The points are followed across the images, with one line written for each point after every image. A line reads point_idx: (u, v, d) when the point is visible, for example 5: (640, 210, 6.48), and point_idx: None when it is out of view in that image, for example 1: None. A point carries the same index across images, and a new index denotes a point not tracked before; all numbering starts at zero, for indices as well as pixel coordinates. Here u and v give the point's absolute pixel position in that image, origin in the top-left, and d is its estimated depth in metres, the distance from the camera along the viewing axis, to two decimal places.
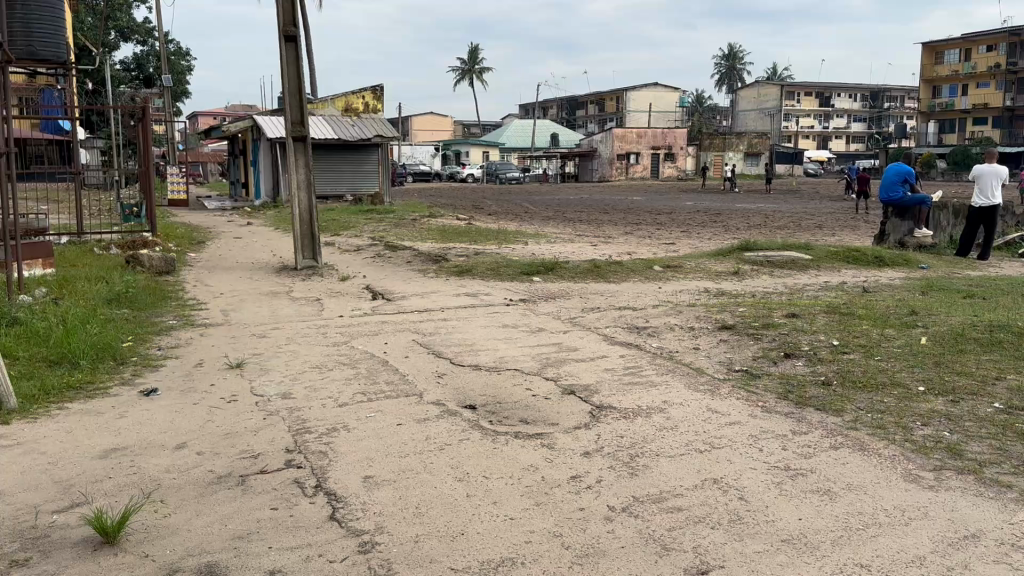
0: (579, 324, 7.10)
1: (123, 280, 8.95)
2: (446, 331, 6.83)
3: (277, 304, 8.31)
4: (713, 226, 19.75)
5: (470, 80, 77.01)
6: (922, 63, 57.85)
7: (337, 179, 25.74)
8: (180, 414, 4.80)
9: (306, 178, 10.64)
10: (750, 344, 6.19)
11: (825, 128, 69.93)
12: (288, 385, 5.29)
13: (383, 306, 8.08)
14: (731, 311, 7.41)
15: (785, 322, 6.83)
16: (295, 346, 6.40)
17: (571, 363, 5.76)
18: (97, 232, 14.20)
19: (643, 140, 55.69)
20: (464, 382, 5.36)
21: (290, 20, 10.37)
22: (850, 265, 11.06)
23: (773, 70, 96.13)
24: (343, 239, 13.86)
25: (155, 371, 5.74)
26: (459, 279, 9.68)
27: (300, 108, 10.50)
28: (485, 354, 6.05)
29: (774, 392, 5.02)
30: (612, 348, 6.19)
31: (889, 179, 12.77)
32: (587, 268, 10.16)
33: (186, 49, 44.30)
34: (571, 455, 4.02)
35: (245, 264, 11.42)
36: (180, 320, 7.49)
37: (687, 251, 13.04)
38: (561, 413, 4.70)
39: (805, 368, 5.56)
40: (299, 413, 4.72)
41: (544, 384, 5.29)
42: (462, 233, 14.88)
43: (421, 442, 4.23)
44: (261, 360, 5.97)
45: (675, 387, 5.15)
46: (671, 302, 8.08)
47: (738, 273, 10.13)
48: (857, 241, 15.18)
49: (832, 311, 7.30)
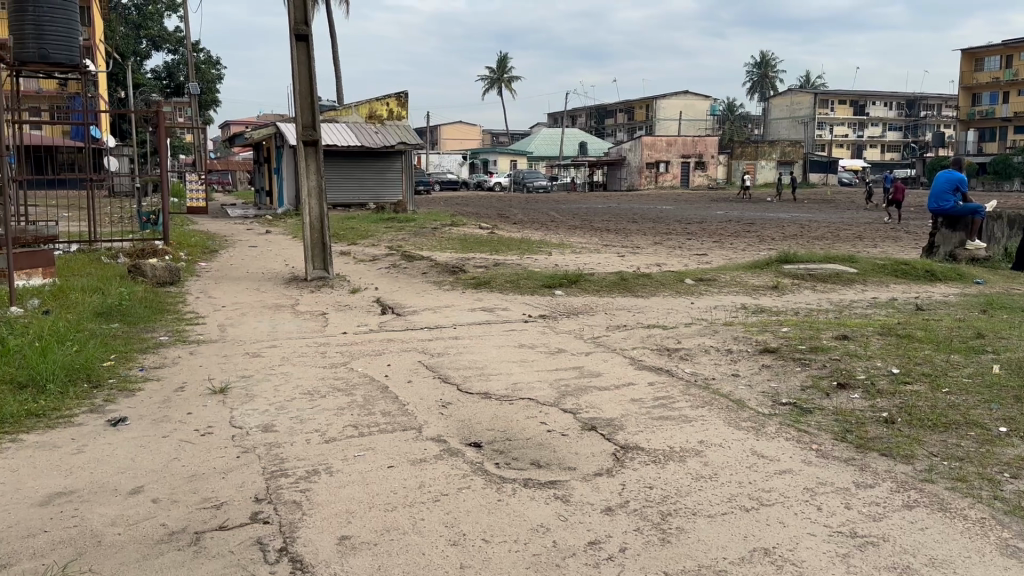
0: (604, 344, 6.44)
1: (119, 291, 8.44)
2: (455, 352, 6.20)
3: (279, 318, 7.73)
4: (747, 236, 18.97)
5: (499, 90, 76.58)
6: (962, 70, 56.45)
7: (359, 188, 25.29)
8: (145, 450, 4.22)
9: (317, 185, 10.10)
10: (798, 372, 5.49)
11: (860, 137, 68.50)
12: (271, 415, 4.68)
13: (390, 323, 7.48)
14: (772, 331, 6.69)
15: (836, 345, 6.12)
16: (288, 367, 5.80)
17: (593, 392, 5.08)
18: (110, 240, 13.81)
19: (672, 149, 54.80)
20: (472, 412, 4.73)
21: (301, 18, 9.82)
22: (899, 279, 10.28)
23: (806, 79, 94.78)
24: (360, 249, 13.30)
25: (130, 397, 5.15)
26: (476, 292, 9.07)
27: (311, 110, 9.96)
28: (497, 379, 5.40)
29: (829, 433, 4.33)
30: (640, 373, 5.52)
31: (940, 188, 11.98)
32: (613, 280, 9.50)
33: (216, 58, 44.17)
34: (589, 512, 3.37)
35: (254, 274, 10.88)
36: (172, 336, 6.92)
37: (722, 262, 12.31)
38: (579, 455, 4.05)
39: (864, 403, 4.85)
40: (278, 451, 4.12)
41: (562, 417, 4.63)
42: (484, 242, 14.30)
43: (414, 491, 3.59)
44: (248, 383, 5.37)
45: (713, 422, 4.49)
46: (705, 320, 7.39)
47: (778, 287, 9.41)
48: (903, 254, 14.33)
49: (889, 332, 6.56)
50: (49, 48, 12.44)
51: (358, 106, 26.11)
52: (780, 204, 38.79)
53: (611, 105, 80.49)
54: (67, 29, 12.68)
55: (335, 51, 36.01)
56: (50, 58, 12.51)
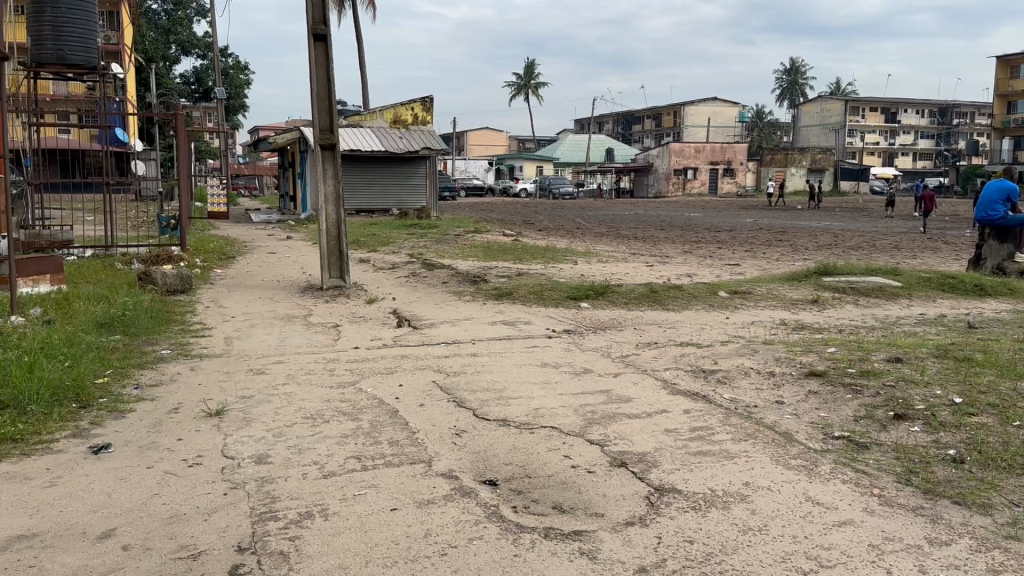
0: (634, 364, 5.95)
1: (126, 299, 8.09)
2: (473, 371, 5.76)
3: (291, 330, 7.34)
4: (780, 246, 18.36)
5: (526, 96, 76.22)
6: (997, 77, 55.16)
7: (382, 193, 24.97)
8: (123, 484, 3.81)
9: (335, 190, 9.71)
10: (849, 400, 4.99)
11: (892, 145, 67.28)
12: (267, 443, 4.26)
13: (406, 336, 7.05)
14: (817, 351, 6.16)
15: (888, 369, 5.59)
16: (293, 386, 5.38)
17: (623, 421, 4.61)
18: (127, 245, 13.56)
19: (701, 156, 54.03)
20: (489, 443, 4.27)
21: (320, 18, 9.43)
22: (946, 293, 9.70)
23: (837, 86, 93.56)
24: (379, 256, 12.90)
25: (120, 419, 4.76)
26: (498, 303, 8.65)
27: (329, 113, 9.57)
28: (517, 403, 4.94)
29: (891, 475, 3.83)
30: (674, 399, 5.03)
31: (989, 197, 11.32)
32: (642, 292, 9.01)
33: (244, 64, 44.14)
34: (620, 574, 2.90)
35: (270, 282, 10.50)
36: (175, 350, 6.54)
37: (757, 274, 11.77)
38: (609, 497, 3.58)
39: (926, 438, 4.33)
40: (271, 488, 3.70)
41: (589, 449, 4.17)
42: (507, 250, 13.84)
43: (418, 542, 3.13)
44: (247, 406, 4.95)
45: (759, 460, 4.01)
46: (743, 338, 6.85)
47: (818, 301, 8.88)
48: (946, 267, 13.67)
49: (945, 354, 6.01)
50: (67, 50, 12.19)
51: (383, 111, 25.81)
52: (811, 212, 37.91)
53: (639, 112, 79.89)
54: (84, 31, 12.42)
55: (360, 56, 35.78)
56: (68, 59, 12.24)
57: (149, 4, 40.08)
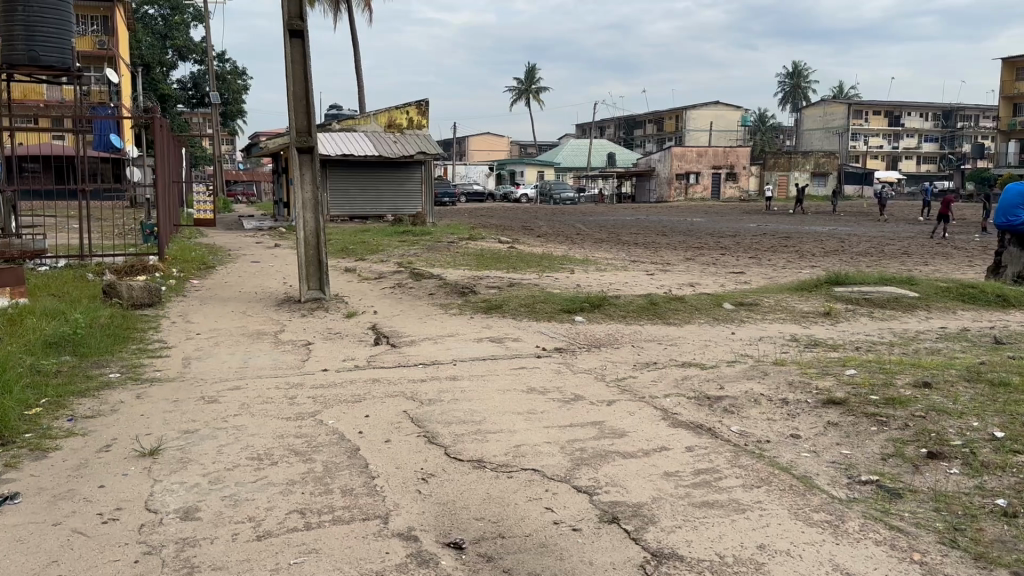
0: (630, 390, 5.33)
1: (83, 315, 7.47)
2: (450, 399, 5.13)
3: (256, 350, 6.71)
4: (786, 252, 17.71)
5: (526, 100, 75.55)
6: (1002, 79, 54.37)
7: (376, 199, 24.36)
8: (18, 547, 3.18)
9: (313, 197, 9.12)
10: (873, 434, 4.38)
11: (895, 148, 66.65)
12: (199, 494, 3.68)
13: (382, 356, 6.46)
14: (835, 374, 5.54)
15: (916, 396, 4.96)
16: (244, 419, 4.77)
17: (614, 462, 3.99)
18: (104, 254, 12.95)
19: (703, 159, 53.41)
20: (458, 491, 3.65)
21: (296, 12, 8.84)
22: (966, 304, 9.08)
23: (840, 88, 92.74)
24: (367, 265, 12.34)
25: (39, 459, 4.15)
26: (486, 318, 8.05)
27: (306, 114, 8.98)
28: (495, 439, 4.33)
29: (932, 534, 3.22)
30: (674, 434, 4.41)
31: (1010, 202, 10.69)
32: (641, 304, 8.39)
33: (242, 69, 43.60)
34: None
35: (247, 294, 9.89)
36: (125, 373, 5.93)
37: (763, 282, 11.18)
38: (596, 566, 2.97)
39: (966, 483, 3.72)
40: (192, 554, 3.10)
41: (575, 499, 3.55)
42: (502, 259, 13.21)
43: None
44: (188, 444, 4.35)
45: (774, 514, 3.40)
46: (752, 357, 6.23)
47: (831, 313, 8.27)
48: (959, 274, 13.05)
49: (977, 378, 5.39)
50: (39, 50, 11.55)
51: (377, 114, 25.23)
52: (815, 216, 37.32)
53: (641, 116, 79.36)
54: (58, 30, 11.79)
55: (357, 60, 35.19)
56: (41, 60, 11.60)
57: (145, 9, 39.60)
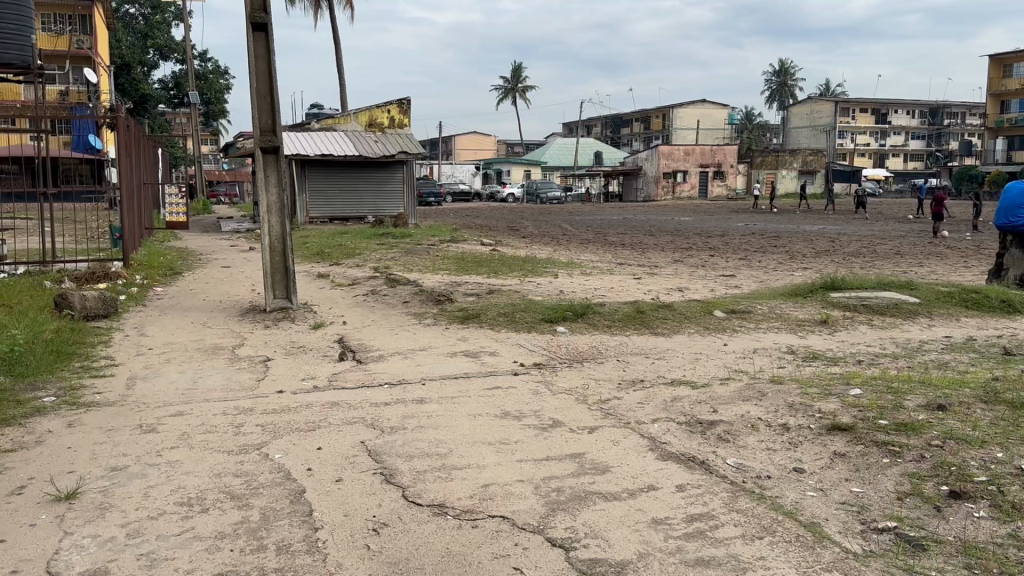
0: (615, 414, 4.82)
1: (25, 328, 6.91)
2: (416, 426, 4.62)
3: (209, 367, 6.19)
4: (776, 253, 17.28)
5: (512, 100, 75.08)
6: (990, 77, 54.20)
7: (358, 200, 23.80)
8: None
9: (280, 200, 8.56)
10: (886, 469, 3.89)
11: (882, 146, 66.57)
12: (113, 550, 3.17)
13: (347, 374, 5.95)
14: (839, 394, 5.05)
15: (930, 421, 4.49)
16: (182, 452, 4.24)
17: (592, 507, 3.48)
18: (68, 259, 12.35)
19: (690, 158, 53.06)
20: (413, 546, 3.15)
21: (259, 4, 8.29)
22: (971, 311, 8.62)
23: (825, 86, 92.63)
24: (341, 270, 11.83)
25: None
26: (461, 328, 7.54)
27: (271, 112, 8.44)
28: (460, 478, 3.82)
29: None
30: (663, 469, 3.91)
31: (1012, 201, 10.22)
32: (627, 313, 7.88)
33: (224, 68, 42.93)
34: None
35: (211, 303, 9.34)
36: (60, 396, 5.39)
37: (754, 287, 10.75)
38: None
39: (998, 531, 3.23)
40: None
41: (549, 557, 3.05)
42: (484, 262, 12.70)
43: None
44: (112, 486, 3.83)
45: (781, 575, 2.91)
46: (747, 373, 5.75)
47: (828, 321, 7.83)
48: (956, 275, 12.61)
49: (994, 398, 4.90)
50: None
51: (358, 113, 24.66)
52: (803, 214, 36.90)
53: (627, 115, 79.07)
54: (18, 27, 11.16)
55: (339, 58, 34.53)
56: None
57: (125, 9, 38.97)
